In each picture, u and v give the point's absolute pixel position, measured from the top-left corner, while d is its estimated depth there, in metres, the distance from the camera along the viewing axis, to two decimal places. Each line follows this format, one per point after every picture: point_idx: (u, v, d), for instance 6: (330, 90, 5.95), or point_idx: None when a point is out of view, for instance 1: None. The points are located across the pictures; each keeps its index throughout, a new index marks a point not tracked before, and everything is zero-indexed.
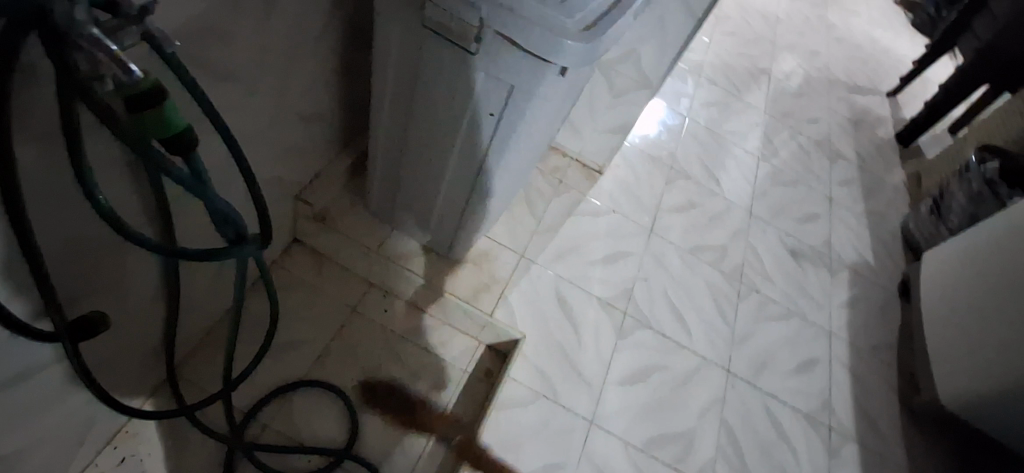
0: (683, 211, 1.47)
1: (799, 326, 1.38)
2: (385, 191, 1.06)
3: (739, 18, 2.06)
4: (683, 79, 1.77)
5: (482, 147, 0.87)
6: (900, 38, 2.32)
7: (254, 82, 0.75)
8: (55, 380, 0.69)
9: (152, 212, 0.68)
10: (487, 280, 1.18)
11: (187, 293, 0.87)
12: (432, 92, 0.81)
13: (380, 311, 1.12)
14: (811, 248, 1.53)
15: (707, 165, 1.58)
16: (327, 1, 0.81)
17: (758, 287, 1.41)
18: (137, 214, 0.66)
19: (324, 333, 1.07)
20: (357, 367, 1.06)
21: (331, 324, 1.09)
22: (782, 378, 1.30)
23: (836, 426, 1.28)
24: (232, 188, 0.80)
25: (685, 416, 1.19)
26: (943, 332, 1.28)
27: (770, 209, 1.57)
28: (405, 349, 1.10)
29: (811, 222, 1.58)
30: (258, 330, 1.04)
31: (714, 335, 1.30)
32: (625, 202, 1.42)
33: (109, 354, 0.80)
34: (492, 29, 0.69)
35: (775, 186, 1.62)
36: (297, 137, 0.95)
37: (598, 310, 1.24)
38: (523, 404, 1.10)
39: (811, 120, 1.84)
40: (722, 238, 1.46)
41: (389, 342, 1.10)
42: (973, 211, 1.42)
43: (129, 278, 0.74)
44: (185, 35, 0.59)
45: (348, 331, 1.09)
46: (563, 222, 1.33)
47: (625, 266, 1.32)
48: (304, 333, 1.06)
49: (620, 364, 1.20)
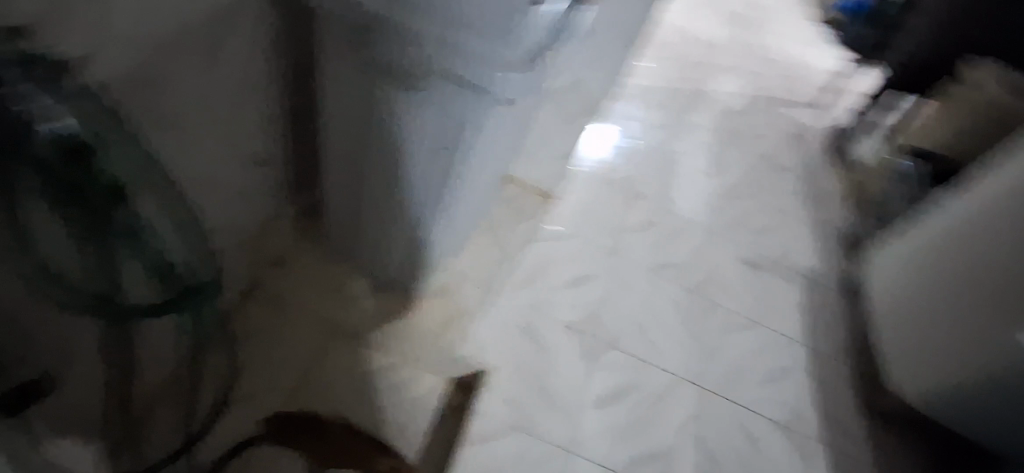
0: (641, 230, 1.50)
1: (761, 336, 1.41)
2: (342, 229, 1.06)
3: (681, 44, 2.15)
4: (632, 103, 1.82)
5: (437, 180, 0.88)
6: (832, 54, 2.46)
7: (199, 129, 0.75)
8: None
9: (95, 267, 0.66)
10: (453, 313, 1.19)
11: (138, 348, 0.84)
12: (381, 130, 0.82)
13: (343, 354, 1.09)
14: (767, 258, 1.58)
15: (661, 184, 1.63)
16: (271, 46, 0.81)
17: (720, 299, 1.44)
18: (79, 270, 0.64)
19: (287, 379, 1.06)
20: (324, 412, 1.04)
21: (293, 369, 1.07)
22: (750, 387, 1.32)
23: (805, 432, 1.30)
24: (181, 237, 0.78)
25: (658, 434, 1.19)
26: (898, 331, 1.32)
27: (725, 223, 1.61)
28: (371, 390, 1.08)
29: (765, 234, 1.63)
30: (220, 382, 1.02)
31: (681, 350, 1.32)
32: (586, 225, 1.44)
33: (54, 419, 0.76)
34: (436, 66, 0.70)
35: (727, 200, 1.67)
36: (248, 182, 0.94)
37: (565, 335, 1.25)
38: (494, 436, 1.09)
39: (756, 136, 1.92)
40: (680, 254, 1.49)
41: (355, 384, 1.08)
42: (913, 212, 1.49)
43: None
44: (120, 87, 0.59)
45: (313, 375, 1.07)
46: (525, 249, 1.34)
47: (590, 288, 1.33)
48: (267, 381, 1.04)
49: (591, 387, 1.20)
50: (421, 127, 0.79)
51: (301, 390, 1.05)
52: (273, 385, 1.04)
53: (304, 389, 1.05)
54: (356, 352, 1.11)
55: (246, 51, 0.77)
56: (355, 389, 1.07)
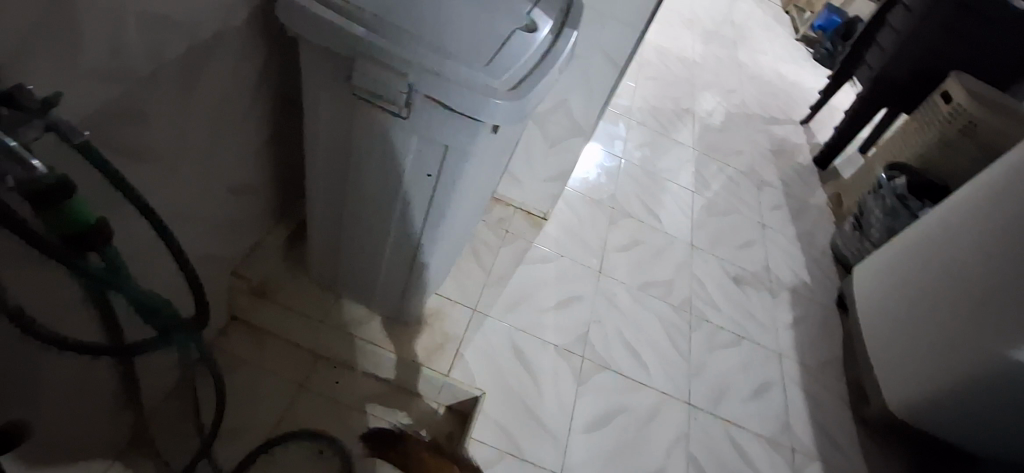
0: (627, 249, 1.50)
1: (749, 351, 1.42)
2: (326, 257, 1.04)
3: (659, 63, 2.19)
4: (613, 123, 1.84)
5: (423, 206, 0.86)
6: (805, 71, 2.52)
7: (177, 160, 0.73)
8: None
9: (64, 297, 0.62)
10: (440, 340, 1.16)
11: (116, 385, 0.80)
12: (365, 157, 0.81)
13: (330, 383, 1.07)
14: (751, 273, 1.59)
15: (645, 202, 1.64)
16: (252, 75, 0.80)
17: (707, 316, 1.44)
18: (45, 305, 0.60)
19: (272, 415, 1.01)
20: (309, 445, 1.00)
21: (277, 401, 1.03)
22: (741, 404, 1.32)
23: (797, 446, 1.30)
24: (157, 271, 0.76)
25: (652, 455, 1.18)
26: (882, 343, 1.34)
27: (710, 239, 1.62)
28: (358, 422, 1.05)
29: (748, 249, 1.65)
30: (198, 420, 0.97)
31: (670, 369, 1.31)
32: (572, 246, 1.44)
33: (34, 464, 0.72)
34: (421, 93, 0.70)
35: (710, 216, 1.69)
36: (229, 212, 0.92)
37: (555, 357, 1.23)
38: (487, 465, 1.06)
39: (736, 152, 1.94)
40: (666, 271, 1.49)
41: (341, 417, 1.04)
42: (891, 224, 1.52)
43: (46, 376, 0.67)
44: (94, 124, 0.57)
45: (297, 409, 1.03)
46: (512, 271, 1.33)
47: (578, 309, 1.33)
48: (246, 416, 1.00)
49: (584, 409, 1.19)
50: (406, 152, 0.78)
51: (283, 423, 1.01)
52: (256, 421, 1.00)
53: (288, 423, 1.01)
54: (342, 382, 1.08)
55: (226, 81, 0.76)
56: (341, 424, 1.04)
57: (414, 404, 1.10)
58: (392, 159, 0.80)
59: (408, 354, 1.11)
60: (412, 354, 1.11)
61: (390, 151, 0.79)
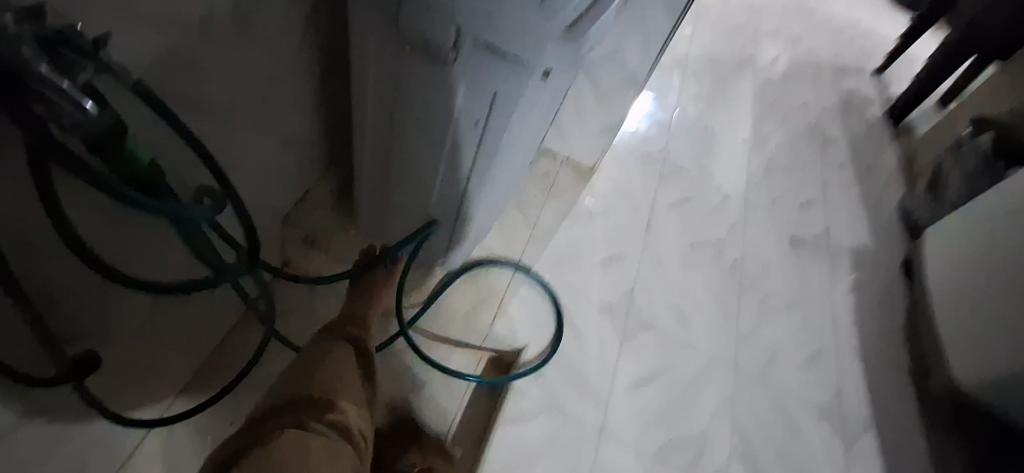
0: (678, 207, 1.45)
1: (803, 316, 1.36)
2: (373, 209, 1.05)
3: (721, 8, 2.04)
4: (668, 74, 1.75)
5: (469, 159, 0.84)
6: (882, 16, 2.30)
7: (229, 110, 0.73)
8: (38, 434, 0.67)
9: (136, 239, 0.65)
10: (484, 293, 1.17)
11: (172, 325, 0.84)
12: (413, 110, 0.80)
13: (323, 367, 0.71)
14: (811, 236, 1.51)
15: (698, 158, 1.56)
16: (300, 22, 0.79)
17: (760, 280, 1.39)
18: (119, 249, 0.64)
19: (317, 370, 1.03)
20: None
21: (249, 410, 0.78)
22: (791, 370, 1.28)
23: (849, 416, 1.26)
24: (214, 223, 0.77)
25: (696, 417, 1.17)
26: (951, 314, 1.25)
27: (767, 199, 1.54)
28: (397, 383, 1.03)
29: (808, 210, 1.56)
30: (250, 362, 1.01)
31: (718, 331, 1.28)
32: (620, 204, 1.40)
33: (110, 392, 0.79)
34: (471, 37, 0.67)
35: (769, 175, 1.60)
36: (280, 161, 0.93)
37: (600, 315, 1.22)
38: (526, 418, 1.08)
39: (800, 106, 1.82)
40: (718, 232, 1.43)
41: (342, 424, 0.66)
42: (971, 187, 1.39)
43: (122, 313, 0.71)
44: (150, 70, 0.57)
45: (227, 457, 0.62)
46: (558, 227, 1.31)
47: (625, 269, 1.30)
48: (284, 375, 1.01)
49: (627, 367, 1.18)
50: (457, 102, 0.75)
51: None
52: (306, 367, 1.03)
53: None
54: (341, 370, 0.71)
55: (275, 27, 0.75)
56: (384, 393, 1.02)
57: (457, 354, 1.10)
58: (440, 112, 0.78)
59: (452, 305, 1.14)
60: (458, 305, 1.14)
61: (439, 104, 0.77)
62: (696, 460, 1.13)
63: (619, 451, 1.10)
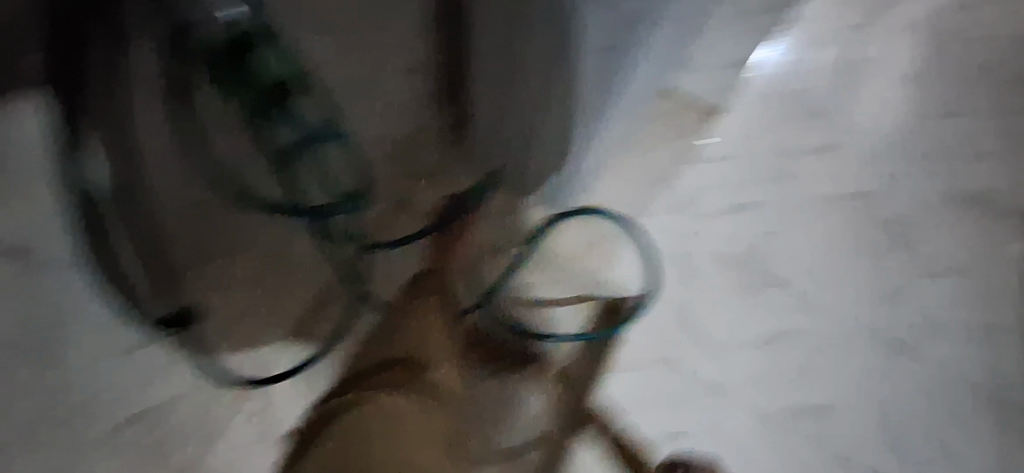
0: (823, 151, 1.20)
1: (961, 283, 1.17)
2: (482, 150, 0.99)
3: None
4: None
5: (591, 95, 0.79)
6: None
7: None
8: None
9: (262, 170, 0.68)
10: (595, 239, 1.12)
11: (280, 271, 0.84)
12: (534, 52, 0.72)
13: (397, 340, 1.07)
14: (991, 189, 1.21)
15: (858, 85, 1.23)
16: None
17: (915, 239, 1.18)
18: None
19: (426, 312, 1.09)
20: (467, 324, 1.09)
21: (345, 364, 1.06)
22: (935, 341, 1.14)
23: (996, 390, 1.14)
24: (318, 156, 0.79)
25: (820, 383, 1.11)
26: None
27: (940, 141, 1.22)
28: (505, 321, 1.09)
29: (993, 156, 1.22)
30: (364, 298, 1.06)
31: (854, 293, 1.15)
32: (762, 138, 1.19)
33: None
34: None
35: (950, 107, 1.24)
36: (388, 100, 0.89)
37: (720, 269, 1.12)
38: (641, 367, 1.09)
39: None
40: (868, 181, 1.20)
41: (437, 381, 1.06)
42: None
43: None
44: None
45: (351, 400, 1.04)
46: (674, 173, 1.15)
47: (757, 220, 1.15)
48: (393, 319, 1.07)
49: (749, 328, 1.11)
50: (583, 41, 0.68)
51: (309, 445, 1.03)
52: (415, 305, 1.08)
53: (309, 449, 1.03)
54: (424, 341, 1.07)
55: None
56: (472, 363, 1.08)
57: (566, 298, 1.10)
58: (565, 57, 0.71)
59: (561, 249, 1.11)
60: (569, 252, 1.10)
61: (564, 48, 0.70)
62: (815, 424, 1.10)
63: (727, 412, 1.08)
